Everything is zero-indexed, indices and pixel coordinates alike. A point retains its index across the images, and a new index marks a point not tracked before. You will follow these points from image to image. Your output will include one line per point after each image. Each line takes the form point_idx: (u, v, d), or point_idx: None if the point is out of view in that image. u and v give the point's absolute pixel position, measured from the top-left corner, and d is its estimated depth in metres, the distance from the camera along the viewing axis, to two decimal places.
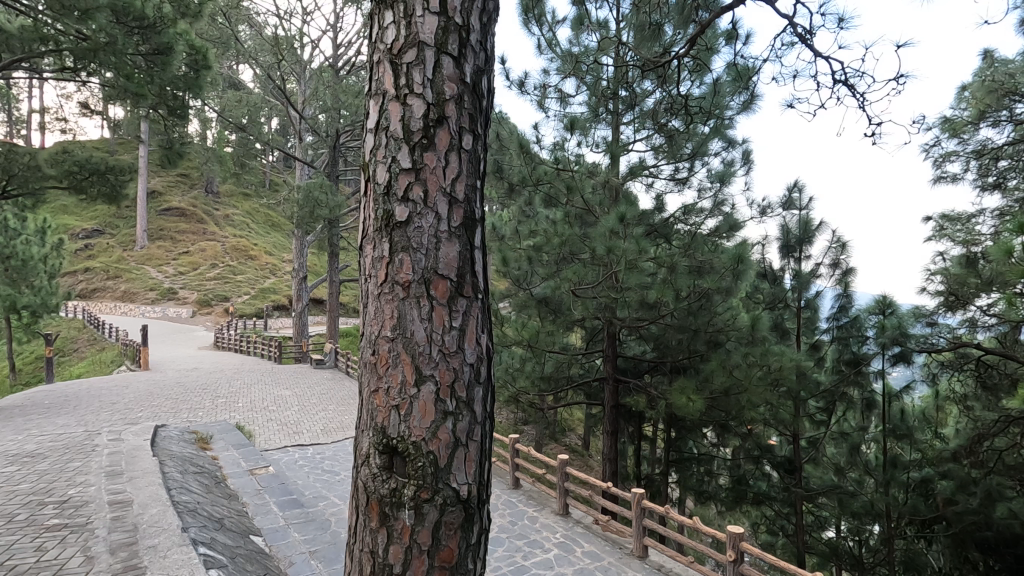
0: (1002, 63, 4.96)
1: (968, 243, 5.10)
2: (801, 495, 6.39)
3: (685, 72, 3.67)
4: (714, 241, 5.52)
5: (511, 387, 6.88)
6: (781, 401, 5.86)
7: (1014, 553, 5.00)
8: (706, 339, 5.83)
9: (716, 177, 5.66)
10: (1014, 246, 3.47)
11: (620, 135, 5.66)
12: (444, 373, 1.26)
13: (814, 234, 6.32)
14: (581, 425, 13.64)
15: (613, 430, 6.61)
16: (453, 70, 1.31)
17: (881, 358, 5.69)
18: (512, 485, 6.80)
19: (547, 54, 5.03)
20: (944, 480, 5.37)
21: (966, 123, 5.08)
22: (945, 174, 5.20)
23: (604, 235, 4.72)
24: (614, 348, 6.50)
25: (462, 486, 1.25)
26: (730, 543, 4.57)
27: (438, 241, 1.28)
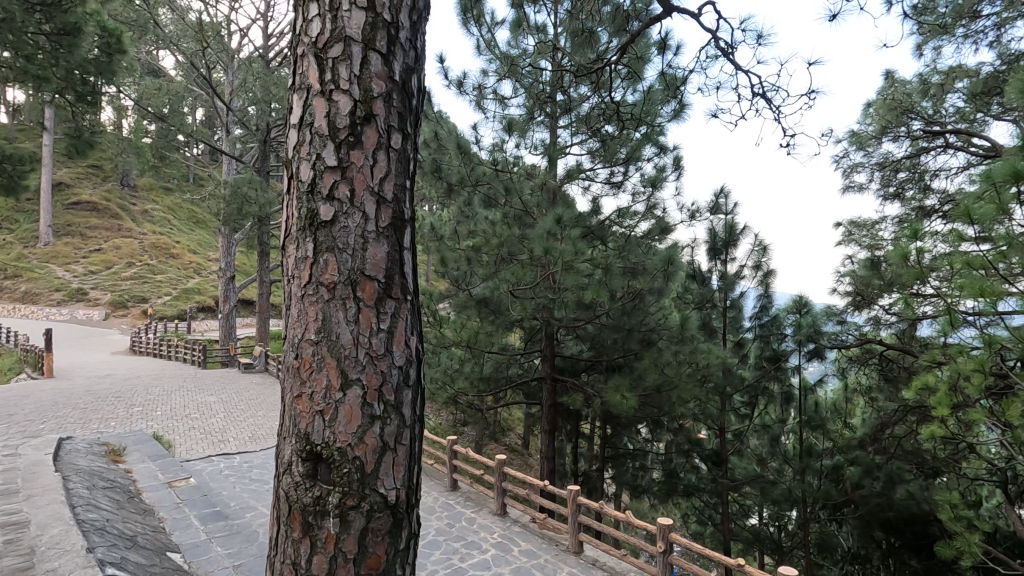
0: (901, 83, 5.41)
1: (872, 246, 5.55)
2: (728, 485, 6.73)
3: (618, 80, 3.76)
4: (647, 244, 5.72)
5: (450, 388, 6.83)
6: (708, 396, 6.15)
7: (912, 530, 5.51)
8: (639, 338, 6.02)
9: (648, 181, 5.87)
10: (909, 250, 3.78)
11: (558, 138, 5.77)
12: (371, 377, 1.23)
13: (739, 238, 6.67)
14: (520, 424, 13.75)
15: (551, 428, 6.71)
16: (382, 67, 1.28)
17: (798, 355, 6.13)
18: (450, 487, 6.76)
19: (486, 56, 5.03)
20: (852, 466, 5.81)
21: (871, 137, 5.53)
22: (853, 184, 5.62)
23: (542, 236, 4.78)
24: (552, 348, 6.60)
25: (391, 491, 1.23)
26: (659, 535, 4.73)
27: (365, 241, 1.25)
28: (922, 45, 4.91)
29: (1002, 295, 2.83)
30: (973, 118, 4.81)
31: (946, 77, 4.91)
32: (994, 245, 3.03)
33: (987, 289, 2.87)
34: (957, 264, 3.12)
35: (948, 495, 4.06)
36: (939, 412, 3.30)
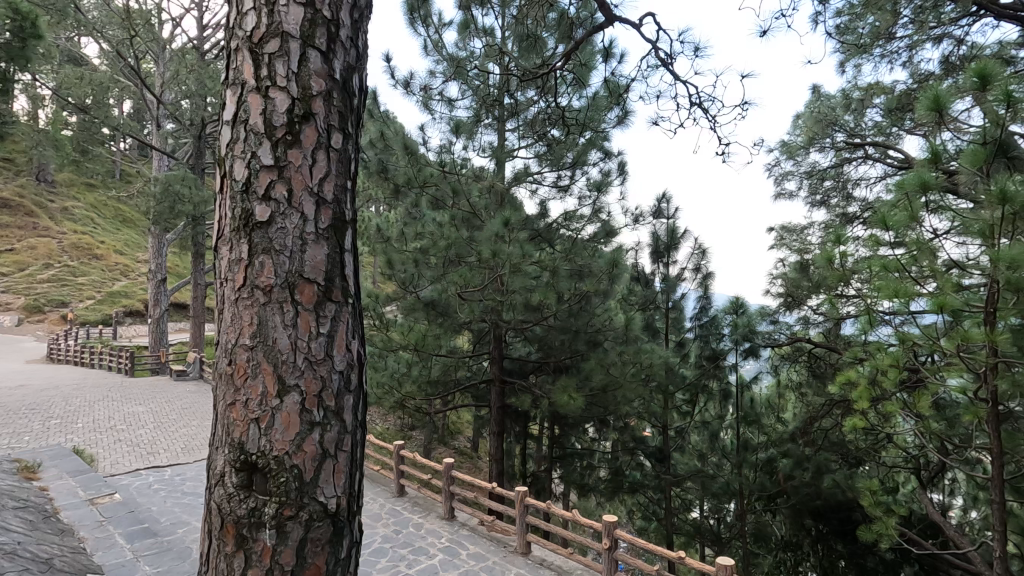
0: (826, 98, 5.77)
1: (801, 250, 5.88)
2: (671, 481, 6.95)
3: (564, 86, 3.81)
4: (593, 247, 5.84)
5: (396, 394, 6.61)
6: (652, 395, 6.33)
7: (837, 516, 5.86)
8: (585, 339, 6.12)
9: (594, 185, 6.00)
10: (833, 254, 4.03)
11: (505, 141, 5.80)
12: (310, 382, 1.20)
13: (680, 241, 6.91)
14: (469, 427, 13.70)
15: (499, 430, 6.72)
16: (321, 65, 1.25)
17: (735, 352, 6.56)
18: (396, 493, 6.65)
19: (433, 57, 4.99)
20: (785, 458, 6.13)
21: (800, 147, 5.86)
22: (784, 191, 5.94)
23: (489, 238, 4.80)
24: (500, 351, 6.62)
25: (331, 499, 1.20)
26: (605, 532, 4.82)
27: (304, 243, 1.21)
28: (845, 63, 5.26)
29: (913, 296, 3.08)
30: (889, 132, 5.19)
31: (866, 93, 5.27)
32: (907, 249, 3.27)
33: (901, 290, 3.12)
34: (875, 267, 3.35)
35: (869, 483, 4.34)
36: (860, 406, 3.54)
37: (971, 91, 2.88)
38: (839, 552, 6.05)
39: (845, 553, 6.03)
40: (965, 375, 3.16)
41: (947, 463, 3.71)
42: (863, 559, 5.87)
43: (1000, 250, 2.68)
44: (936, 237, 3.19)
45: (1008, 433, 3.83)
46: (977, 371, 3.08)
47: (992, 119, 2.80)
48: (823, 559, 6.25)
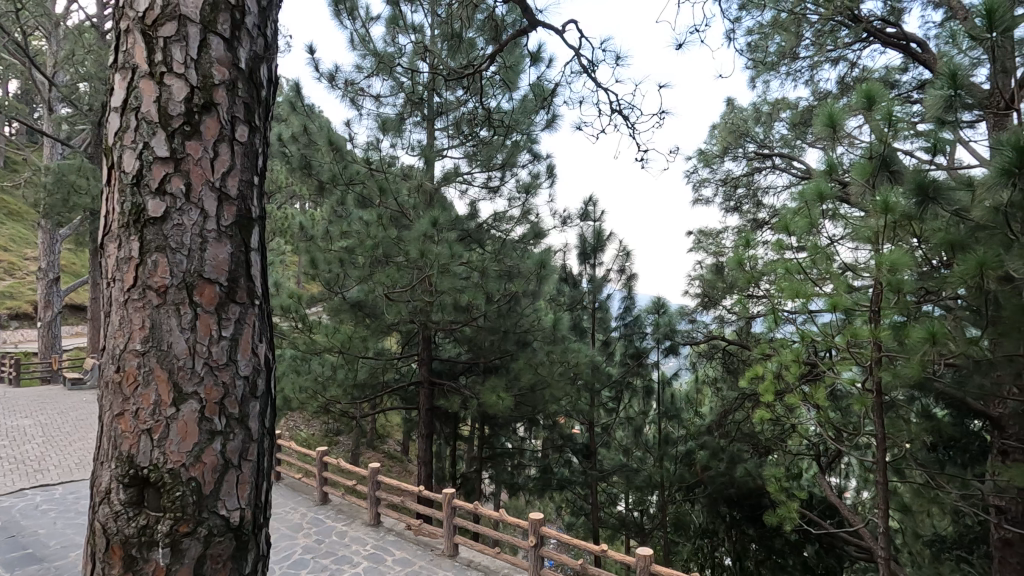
0: (739, 110, 6.16)
1: (717, 253, 6.24)
2: (597, 476, 7.14)
3: (493, 88, 3.82)
4: (522, 247, 5.91)
5: (320, 397, 6.39)
6: (579, 393, 6.50)
7: (748, 502, 6.31)
8: (514, 340, 6.16)
9: (523, 187, 6.07)
10: (744, 256, 4.32)
11: (435, 141, 5.76)
12: (211, 389, 1.13)
13: (606, 243, 7.13)
14: (399, 430, 13.44)
15: (429, 432, 6.65)
16: (224, 52, 1.18)
17: (657, 351, 6.85)
18: (320, 501, 6.41)
19: (359, 51, 4.85)
20: (702, 450, 6.51)
21: (715, 156, 6.20)
22: (701, 197, 6.27)
23: (417, 238, 4.77)
24: (429, 352, 6.54)
25: (234, 512, 1.13)
26: (531, 530, 4.88)
27: (204, 241, 1.14)
28: (756, 78, 5.63)
29: (811, 296, 3.40)
30: (794, 145, 5.61)
31: (773, 107, 5.69)
32: (807, 252, 3.54)
33: (801, 291, 3.41)
34: (780, 269, 3.61)
35: (774, 470, 4.66)
36: (765, 398, 3.81)
37: (859, 111, 3.18)
38: (750, 536, 6.47)
39: (755, 536, 6.45)
40: (854, 368, 3.49)
41: (841, 448, 4.06)
42: (771, 541, 6.30)
43: (883, 254, 2.98)
44: (832, 242, 3.48)
45: (891, 420, 4.25)
46: (864, 364, 3.40)
47: (878, 136, 3.10)
48: (735, 543, 6.66)
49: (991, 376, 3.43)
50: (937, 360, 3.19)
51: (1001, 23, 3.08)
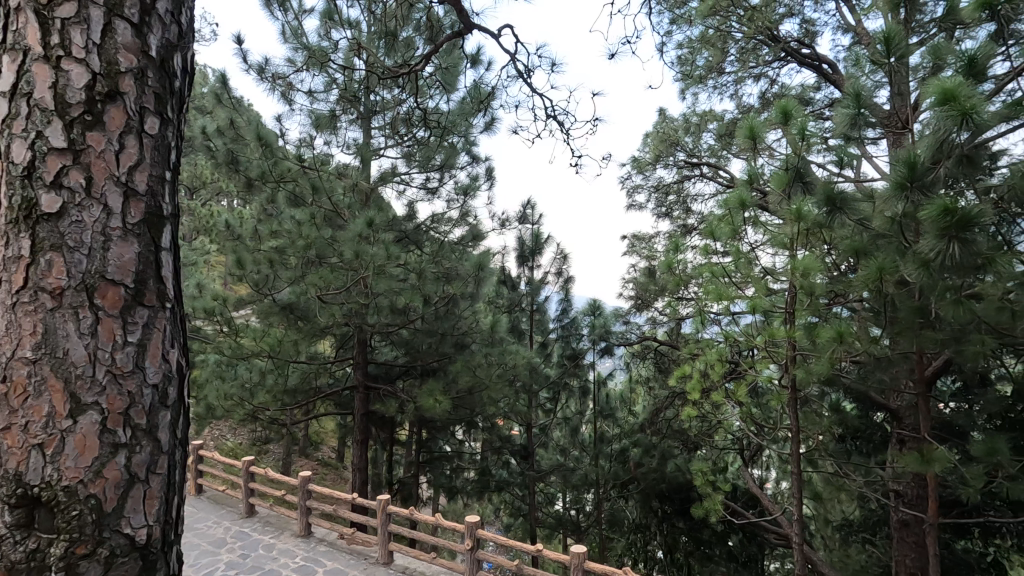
0: (670, 120, 6.42)
1: (649, 257, 6.48)
2: (535, 477, 7.20)
3: (431, 88, 3.78)
4: (461, 250, 5.89)
5: (247, 405, 6.07)
6: (516, 394, 6.55)
7: (678, 496, 6.58)
8: (452, 342, 6.10)
9: (461, 189, 6.06)
10: (674, 260, 4.49)
11: (372, 139, 5.65)
12: (113, 399, 1.05)
13: (543, 246, 7.23)
14: (333, 436, 13.02)
15: (364, 438, 6.48)
16: (132, 39, 1.12)
17: (593, 352, 7.03)
18: (246, 513, 6.10)
19: (291, 43, 4.67)
20: (636, 448, 6.78)
21: (648, 163, 6.42)
22: (635, 203, 6.49)
23: (352, 239, 4.65)
24: (365, 355, 6.38)
25: (140, 529, 1.07)
26: (467, 533, 4.85)
27: (107, 240, 1.06)
28: (686, 90, 5.89)
29: (733, 298, 3.59)
30: (720, 155, 5.91)
31: (702, 118, 5.98)
32: (731, 257, 3.74)
33: (724, 293, 3.62)
34: (707, 273, 3.78)
35: (702, 465, 4.86)
36: (693, 396, 3.98)
37: (777, 125, 3.40)
38: (680, 529, 6.74)
39: (684, 529, 6.72)
40: (772, 366, 3.72)
41: (762, 442, 4.30)
42: (700, 533, 6.59)
43: (796, 260, 3.21)
44: (754, 248, 3.69)
45: (806, 414, 4.55)
46: (781, 362, 3.63)
47: (793, 149, 3.33)
48: (666, 536, 6.92)
49: (891, 372, 3.74)
50: (844, 357, 3.45)
51: (898, 49, 3.38)
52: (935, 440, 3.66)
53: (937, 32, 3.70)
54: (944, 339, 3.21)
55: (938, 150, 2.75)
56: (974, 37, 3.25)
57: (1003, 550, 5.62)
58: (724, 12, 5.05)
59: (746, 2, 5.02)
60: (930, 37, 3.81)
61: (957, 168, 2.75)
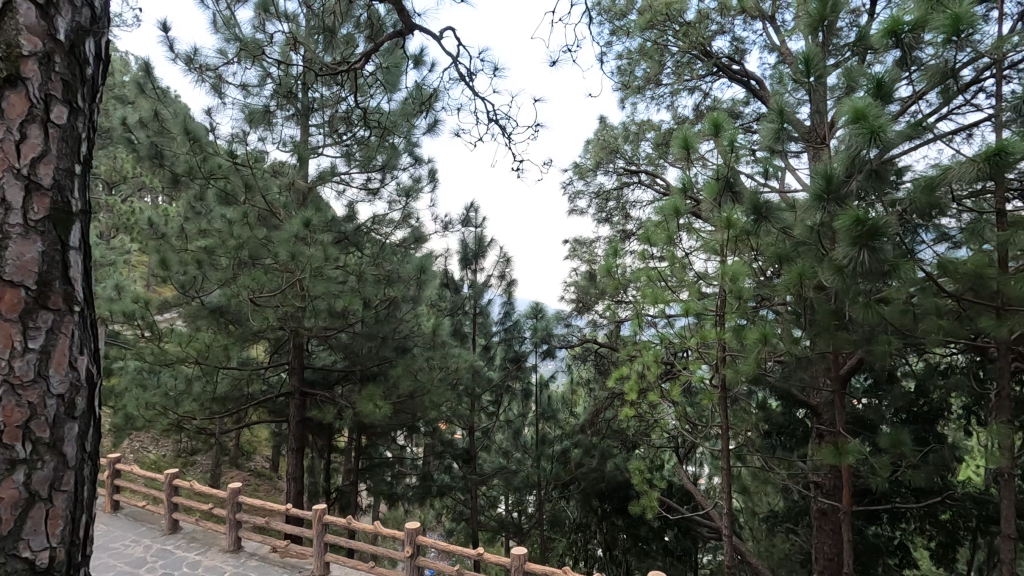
0: (610, 128, 6.60)
1: (590, 260, 6.62)
2: (478, 480, 7.17)
3: (372, 87, 3.69)
4: (403, 252, 5.80)
5: (171, 414, 5.70)
6: (458, 398, 6.51)
7: (617, 495, 6.75)
8: (393, 346, 5.97)
9: (403, 191, 5.98)
10: (613, 264, 4.61)
11: (309, 137, 5.47)
12: (11, 412, 0.96)
13: (486, 249, 7.24)
14: (267, 445, 12.48)
15: (299, 446, 6.24)
16: (35, 20, 1.03)
17: (535, 354, 7.10)
18: (168, 530, 5.73)
19: (223, 34, 4.45)
20: (576, 447, 6.95)
21: (589, 169, 6.56)
22: (576, 208, 6.62)
23: (288, 239, 4.48)
24: (300, 360, 6.16)
25: (41, 553, 0.98)
26: (407, 540, 4.77)
27: (4, 237, 0.97)
28: (625, 99, 6.08)
29: (668, 301, 3.72)
30: (657, 163, 6.13)
31: (640, 127, 6.18)
32: (667, 262, 3.88)
33: (660, 297, 3.75)
34: (644, 277, 3.90)
35: (640, 464, 5.00)
36: (631, 397, 4.08)
37: (709, 137, 3.56)
38: (619, 526, 6.93)
39: (623, 526, 6.90)
40: (704, 366, 3.87)
41: (695, 440, 4.47)
42: (637, 529, 6.83)
43: (727, 265, 3.37)
44: (687, 254, 3.85)
45: (736, 412, 4.77)
46: (712, 363, 3.79)
47: (724, 160, 3.49)
48: (606, 535, 7.08)
49: (810, 371, 3.99)
50: (769, 358, 3.65)
51: (816, 69, 3.63)
52: (849, 433, 3.93)
53: (851, 56, 4.00)
54: (857, 340, 3.46)
55: (852, 165, 2.97)
56: (882, 62, 3.53)
57: (908, 533, 6.12)
58: (661, 26, 5.25)
59: (681, 17, 5.24)
60: (844, 61, 4.12)
61: (868, 182, 2.98)
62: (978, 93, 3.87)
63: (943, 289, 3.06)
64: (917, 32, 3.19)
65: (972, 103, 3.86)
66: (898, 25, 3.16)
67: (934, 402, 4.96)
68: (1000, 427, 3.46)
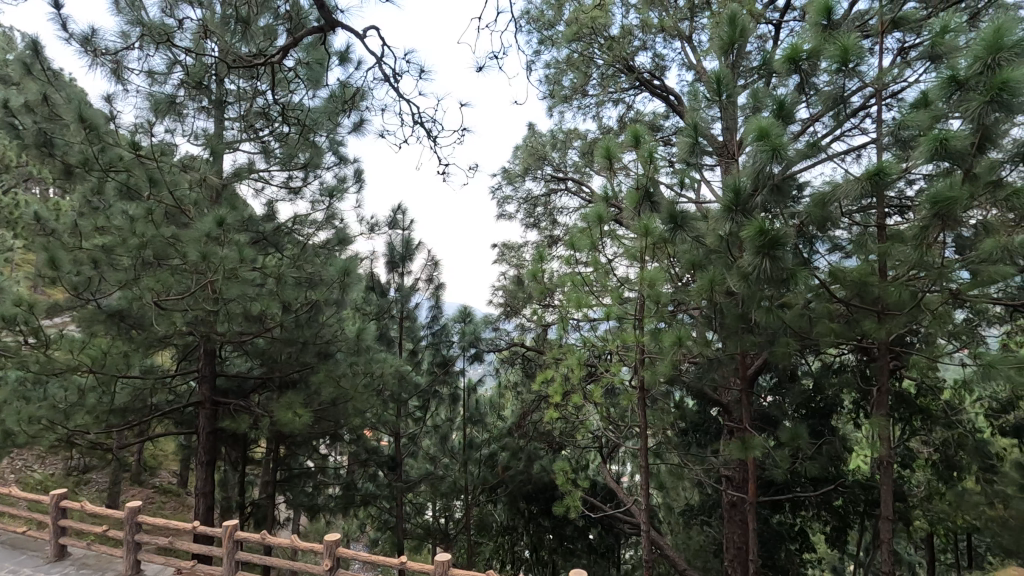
0: (538, 135, 6.73)
1: (518, 265, 6.70)
2: (404, 488, 6.97)
3: (293, 82, 3.54)
4: (326, 254, 5.60)
5: (60, 429, 5.17)
6: (384, 404, 6.36)
7: (543, 495, 7.05)
8: (316, 351, 5.69)
9: (327, 191, 5.78)
10: (539, 269, 4.69)
11: (224, 131, 5.17)
12: None
13: (414, 252, 7.15)
14: (173, 459, 11.59)
15: (210, 459, 5.85)
16: None
17: (462, 358, 7.07)
18: (54, 557, 5.19)
19: (126, 16, 4.11)
20: (503, 451, 7.01)
21: (517, 175, 6.65)
22: (505, 213, 6.68)
23: (198, 239, 4.21)
24: (212, 367, 5.79)
25: None
26: (326, 552, 4.58)
27: None
28: (552, 108, 6.22)
29: (590, 306, 3.83)
30: (583, 171, 6.31)
31: (567, 135, 6.34)
32: (591, 267, 4.01)
33: (583, 301, 3.85)
34: (568, 282, 3.99)
35: (564, 465, 5.09)
36: (555, 400, 4.16)
37: (630, 148, 3.70)
38: (546, 527, 7.24)
39: (550, 527, 7.20)
40: (625, 368, 4.02)
41: (618, 439, 4.61)
42: (563, 529, 7.22)
43: (645, 271, 3.54)
44: (610, 260, 3.99)
45: (655, 412, 4.98)
46: (632, 365, 3.94)
47: (644, 171, 3.65)
48: (533, 535, 7.36)
49: (721, 371, 4.24)
50: (684, 359, 3.85)
51: (727, 88, 3.88)
52: (755, 429, 4.21)
53: (758, 78, 4.32)
54: (761, 342, 3.72)
55: (758, 180, 3.19)
56: (784, 86, 3.84)
57: (807, 520, 6.63)
58: (587, 39, 5.43)
59: (606, 32, 5.44)
60: (751, 83, 4.45)
61: (771, 196, 3.22)
62: (865, 119, 4.30)
63: (834, 294, 3.37)
64: (813, 59, 3.49)
65: (859, 128, 4.28)
66: (797, 54, 3.44)
67: (829, 398, 5.43)
68: (880, 420, 3.85)
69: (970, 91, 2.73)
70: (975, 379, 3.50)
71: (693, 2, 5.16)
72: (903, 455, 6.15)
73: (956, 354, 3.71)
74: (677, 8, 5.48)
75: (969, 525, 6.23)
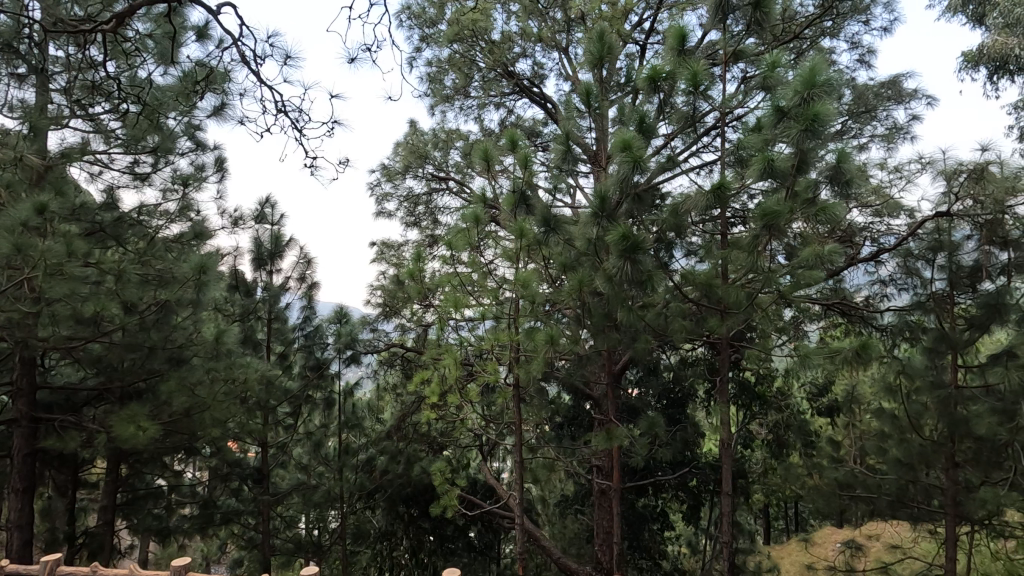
0: (419, 133, 6.64)
1: (396, 264, 6.56)
2: (271, 501, 6.51)
3: (139, 55, 3.13)
4: (178, 250, 5.07)
5: None
6: (249, 412, 5.86)
7: (422, 498, 6.99)
8: (165, 357, 5.11)
9: (181, 178, 5.22)
10: (418, 266, 4.62)
11: (47, 104, 4.47)
12: None
13: (284, 249, 6.69)
14: None
15: (28, 485, 5.00)
16: None
17: (338, 361, 6.75)
18: None
19: None
20: (381, 455, 6.83)
21: (397, 172, 6.50)
22: (383, 210, 6.51)
23: (11, 228, 3.57)
24: (32, 377, 4.99)
25: None
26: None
27: None
28: (434, 106, 6.18)
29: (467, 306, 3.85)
30: (464, 172, 6.34)
31: (448, 135, 6.36)
32: (469, 267, 4.03)
33: (460, 301, 3.87)
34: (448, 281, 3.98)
35: (443, 466, 5.04)
36: (433, 400, 4.10)
37: (507, 151, 3.79)
38: (425, 529, 7.22)
39: (429, 528, 7.20)
40: (501, 367, 4.10)
41: (497, 436, 4.67)
42: (442, 530, 7.25)
43: (520, 273, 3.65)
44: (489, 262, 4.06)
45: (531, 408, 5.12)
46: (509, 363, 4.00)
47: (520, 175, 3.76)
48: (412, 539, 7.25)
49: (589, 367, 4.51)
50: (556, 356, 4.00)
51: (597, 100, 4.11)
52: (620, 421, 4.50)
53: (625, 93, 4.63)
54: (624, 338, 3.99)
55: (622, 189, 3.43)
56: (646, 103, 4.16)
57: (666, 501, 7.24)
58: (469, 41, 5.48)
59: (486, 36, 5.50)
60: (619, 97, 4.76)
61: (633, 205, 3.49)
62: (715, 138, 4.79)
63: (686, 295, 3.72)
64: (671, 81, 3.81)
65: (708, 145, 4.76)
66: (657, 74, 3.73)
67: (685, 389, 5.98)
68: (725, 407, 4.32)
69: (791, 120, 3.17)
70: (797, 369, 4.05)
71: (568, 16, 5.40)
72: (744, 437, 6.95)
73: (783, 346, 4.27)
74: (554, 20, 5.70)
75: (795, 494, 7.21)
